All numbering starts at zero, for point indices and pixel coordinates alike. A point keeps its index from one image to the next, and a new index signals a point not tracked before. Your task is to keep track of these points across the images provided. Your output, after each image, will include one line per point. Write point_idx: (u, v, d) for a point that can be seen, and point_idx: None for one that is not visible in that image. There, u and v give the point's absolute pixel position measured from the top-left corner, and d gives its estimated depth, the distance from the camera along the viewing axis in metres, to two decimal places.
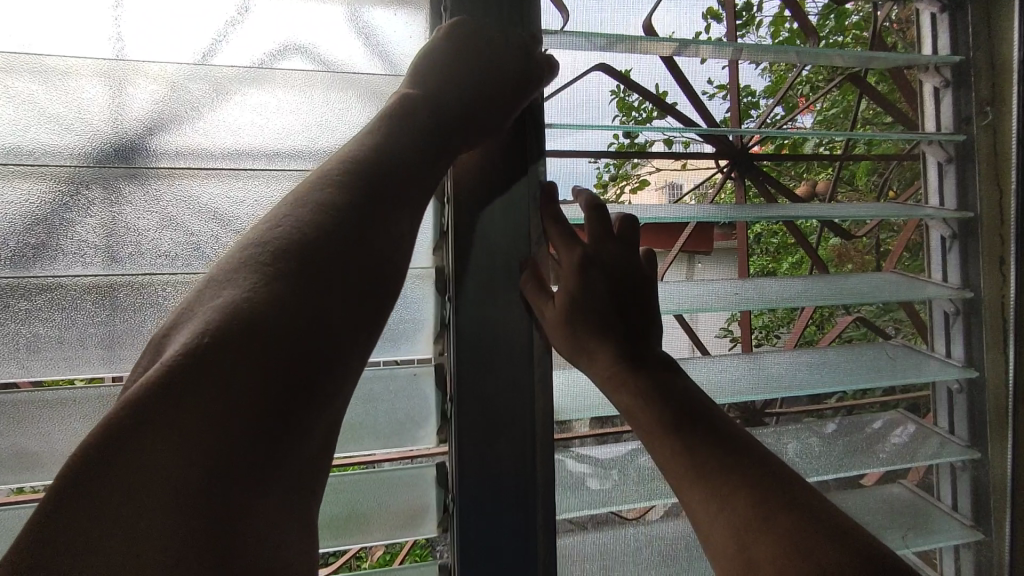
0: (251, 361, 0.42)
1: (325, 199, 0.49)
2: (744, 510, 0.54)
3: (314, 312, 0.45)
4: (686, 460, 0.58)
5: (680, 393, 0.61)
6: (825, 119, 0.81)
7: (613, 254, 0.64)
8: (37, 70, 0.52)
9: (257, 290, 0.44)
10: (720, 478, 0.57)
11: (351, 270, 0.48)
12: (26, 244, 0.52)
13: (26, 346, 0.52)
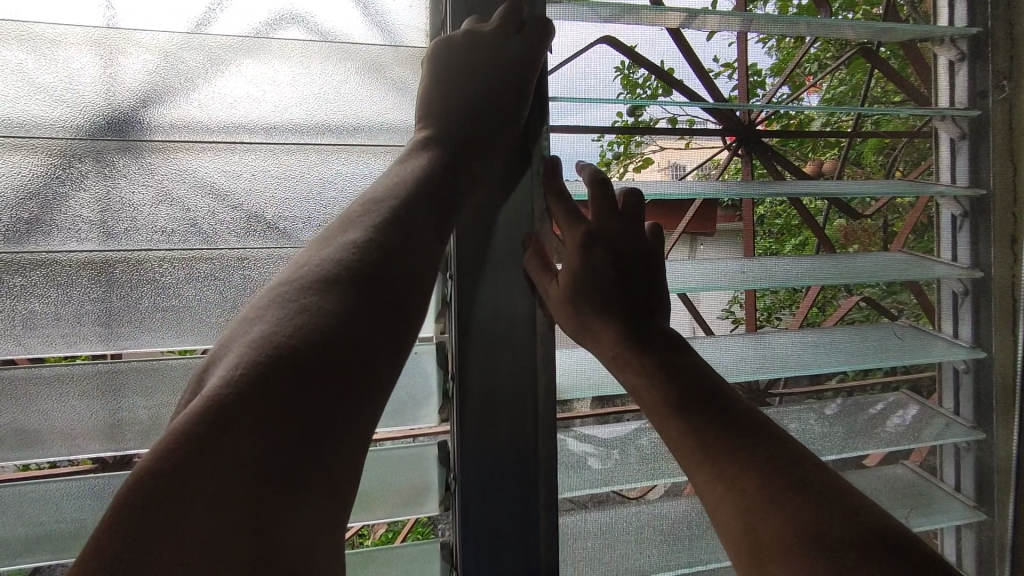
0: (296, 379, 0.42)
1: (354, 236, 0.51)
2: (750, 489, 0.56)
3: (353, 329, 0.46)
4: (693, 440, 0.59)
5: (686, 372, 0.62)
6: (832, 97, 0.78)
7: (615, 231, 0.66)
8: (26, 38, 0.50)
9: (293, 317, 0.45)
10: (727, 458, 0.58)
11: (387, 286, 0.50)
12: (20, 219, 0.51)
13: (23, 323, 0.51)
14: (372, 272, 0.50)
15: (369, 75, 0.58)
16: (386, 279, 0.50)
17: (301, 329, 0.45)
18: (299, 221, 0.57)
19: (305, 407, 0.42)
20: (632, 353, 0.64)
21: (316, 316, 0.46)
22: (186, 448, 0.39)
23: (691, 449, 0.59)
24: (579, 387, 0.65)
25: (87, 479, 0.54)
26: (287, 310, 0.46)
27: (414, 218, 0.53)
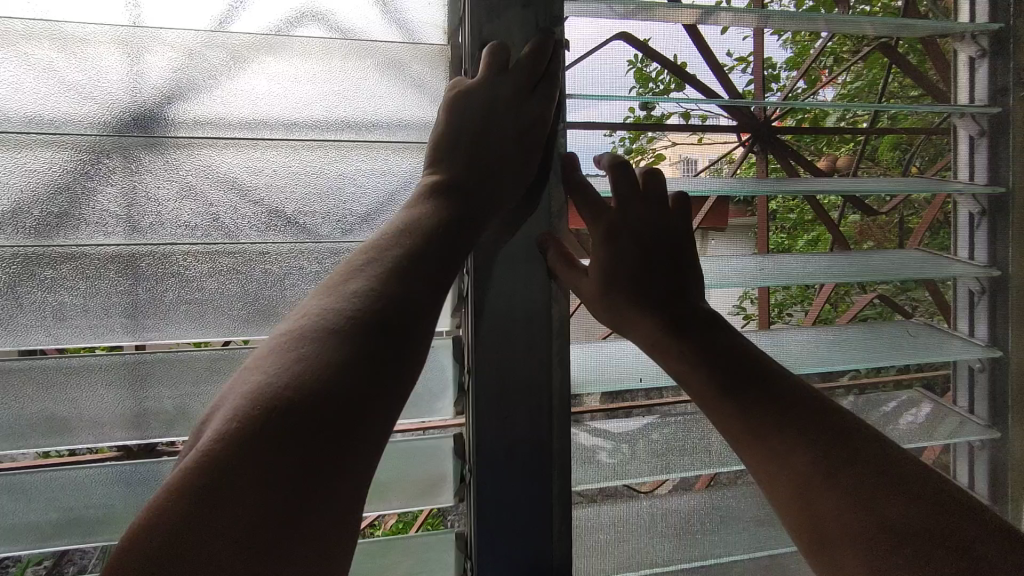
0: (298, 431, 0.43)
1: (352, 279, 0.51)
2: (803, 469, 0.57)
3: (358, 372, 0.46)
4: (743, 423, 0.61)
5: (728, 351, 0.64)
6: (848, 93, 0.76)
7: (644, 214, 0.67)
8: (56, 37, 0.51)
9: (296, 370, 0.46)
10: (779, 438, 0.59)
11: (392, 330, 0.50)
12: (50, 214, 0.52)
13: (52, 314, 0.53)
14: (377, 319, 0.50)
15: (387, 72, 0.58)
16: (391, 325, 0.50)
17: (306, 379, 0.45)
18: (318, 217, 0.58)
19: (312, 449, 0.42)
20: (674, 337, 0.65)
21: (319, 366, 0.46)
22: (189, 498, 0.40)
23: (742, 432, 0.61)
24: (595, 381, 0.65)
25: (114, 467, 0.55)
26: (289, 361, 0.46)
27: (419, 265, 0.53)
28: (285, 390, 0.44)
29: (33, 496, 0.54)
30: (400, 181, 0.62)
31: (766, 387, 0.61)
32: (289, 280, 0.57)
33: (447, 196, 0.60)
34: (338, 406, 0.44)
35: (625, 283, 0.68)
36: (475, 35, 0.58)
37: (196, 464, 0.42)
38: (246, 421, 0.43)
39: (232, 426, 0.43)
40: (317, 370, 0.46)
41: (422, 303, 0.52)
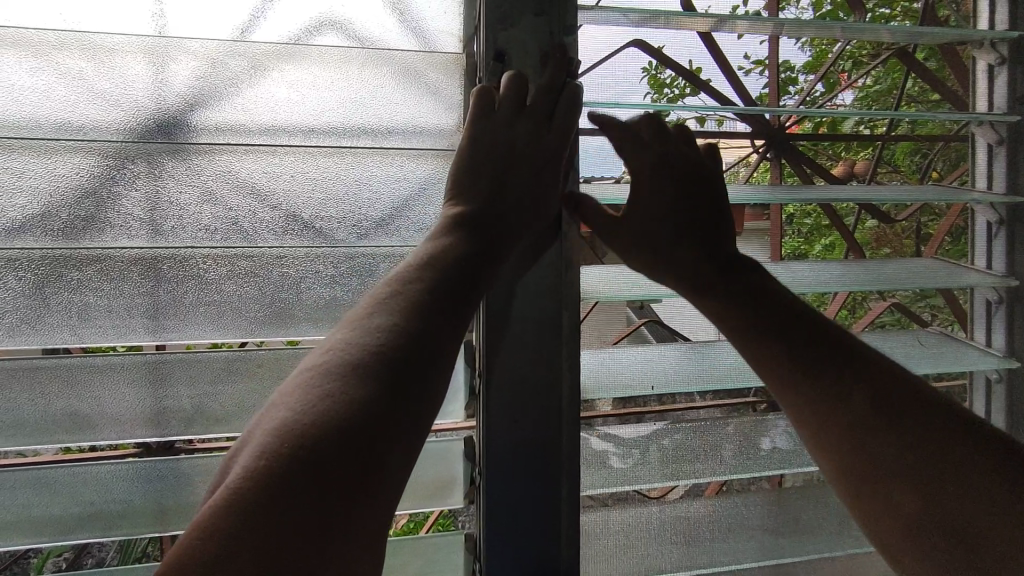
0: (325, 463, 0.42)
1: (375, 319, 0.51)
2: (850, 418, 0.58)
3: (381, 404, 0.46)
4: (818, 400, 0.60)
5: (765, 294, 0.63)
6: (867, 97, 0.80)
7: (677, 153, 0.65)
8: (85, 46, 0.53)
9: (321, 405, 0.45)
10: (823, 382, 0.60)
11: (415, 364, 0.50)
12: (77, 217, 0.54)
13: (77, 314, 0.55)
14: (400, 354, 0.50)
15: (402, 79, 0.59)
16: (413, 359, 0.50)
17: (330, 414, 0.45)
18: (335, 221, 0.59)
19: (337, 477, 0.42)
20: (725, 299, 0.63)
21: (343, 401, 0.46)
22: (213, 536, 0.39)
23: (811, 410, 0.60)
24: (607, 387, 0.64)
25: (134, 463, 0.57)
26: (314, 397, 0.46)
27: (443, 297, 0.53)
28: (312, 425, 0.44)
29: (55, 490, 0.56)
30: (417, 185, 0.62)
31: (844, 362, 0.60)
32: (305, 283, 0.59)
33: (469, 227, 0.59)
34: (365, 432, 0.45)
35: (665, 248, 0.66)
36: (490, 41, 0.56)
37: (221, 501, 0.41)
38: (272, 458, 0.42)
39: (258, 462, 0.42)
40: (342, 404, 0.46)
41: (443, 336, 0.52)
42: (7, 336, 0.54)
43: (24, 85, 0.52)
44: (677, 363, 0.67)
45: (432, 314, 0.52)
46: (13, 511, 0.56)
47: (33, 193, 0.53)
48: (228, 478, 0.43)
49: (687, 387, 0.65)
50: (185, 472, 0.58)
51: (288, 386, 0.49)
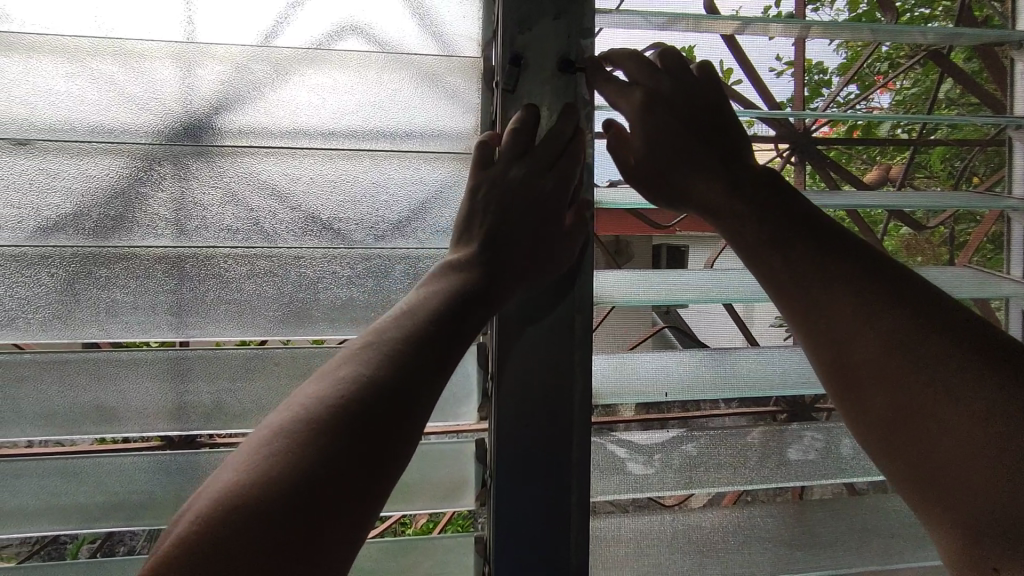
0: (307, 490, 0.43)
1: (378, 346, 0.51)
2: (869, 354, 0.55)
3: (364, 429, 0.46)
4: (875, 360, 0.54)
5: (776, 215, 0.60)
6: (904, 100, 0.75)
7: (674, 85, 0.61)
8: (117, 53, 0.55)
9: (296, 440, 0.45)
10: (837, 314, 0.57)
11: (398, 391, 0.49)
12: (106, 217, 0.56)
13: (106, 310, 0.57)
14: (383, 385, 0.48)
15: (422, 83, 0.60)
16: (397, 387, 0.49)
17: (306, 447, 0.45)
18: (353, 223, 0.60)
19: (313, 501, 0.42)
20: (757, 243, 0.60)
21: (323, 430, 0.46)
22: (194, 551, 0.40)
23: (856, 366, 0.56)
24: (617, 391, 0.64)
25: (155, 456, 0.59)
26: (287, 433, 0.46)
27: (433, 329, 0.52)
28: (285, 463, 0.44)
29: (83, 479, 0.58)
30: (433, 189, 0.63)
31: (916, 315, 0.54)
32: (323, 283, 0.60)
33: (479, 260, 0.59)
34: (350, 457, 0.45)
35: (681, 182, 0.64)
36: (506, 45, 0.55)
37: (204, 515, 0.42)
38: (258, 476, 0.43)
39: (229, 494, 0.43)
40: (319, 433, 0.45)
41: (432, 367, 0.51)
42: (40, 330, 0.56)
43: (59, 90, 0.54)
44: (694, 370, 0.65)
45: (420, 345, 0.51)
46: (42, 498, 0.58)
47: (66, 193, 0.55)
48: (215, 490, 0.44)
49: (696, 394, 0.64)
50: (204, 466, 0.60)
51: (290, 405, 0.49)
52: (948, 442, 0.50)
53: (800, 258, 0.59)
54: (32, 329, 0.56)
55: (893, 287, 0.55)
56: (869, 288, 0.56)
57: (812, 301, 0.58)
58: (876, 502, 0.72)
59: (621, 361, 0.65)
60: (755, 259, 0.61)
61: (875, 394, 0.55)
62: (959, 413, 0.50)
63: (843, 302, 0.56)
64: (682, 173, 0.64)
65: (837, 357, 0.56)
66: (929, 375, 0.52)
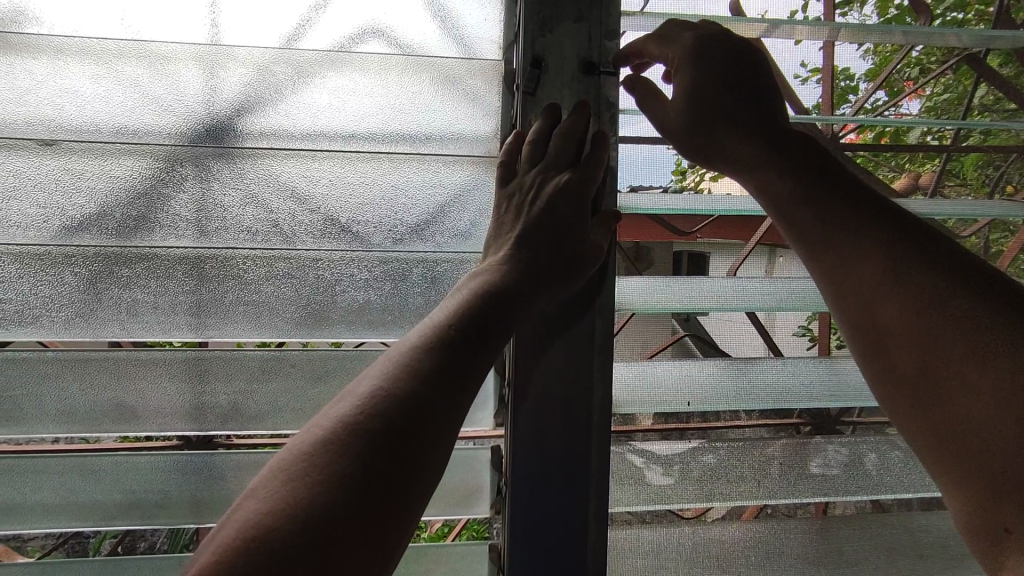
0: (336, 519, 0.38)
1: (402, 356, 0.47)
2: (891, 313, 0.54)
3: (392, 445, 0.43)
4: (902, 319, 0.53)
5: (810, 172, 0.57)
6: (934, 106, 0.72)
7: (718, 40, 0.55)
8: (142, 55, 0.56)
9: (315, 469, 0.41)
10: (861, 269, 0.55)
11: (426, 402, 0.45)
12: (129, 217, 0.56)
13: (127, 310, 0.57)
14: (409, 399, 0.45)
15: (442, 86, 0.60)
16: (424, 400, 0.45)
17: (328, 474, 0.40)
18: (372, 226, 0.59)
19: (345, 531, 0.38)
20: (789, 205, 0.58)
21: (344, 453, 0.42)
22: None
23: (875, 320, 0.55)
24: (637, 400, 0.63)
25: (171, 456, 0.59)
26: (303, 463, 0.41)
27: (462, 338, 0.49)
28: (307, 496, 0.39)
29: (101, 478, 0.59)
30: (453, 192, 0.61)
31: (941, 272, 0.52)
32: (340, 286, 0.59)
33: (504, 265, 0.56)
34: (380, 479, 0.41)
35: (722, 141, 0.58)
36: (527, 47, 0.55)
37: (221, 555, 0.37)
38: (280, 510, 0.39)
39: (244, 539, 0.37)
40: (341, 456, 0.41)
41: (463, 375, 0.48)
42: (64, 329, 0.57)
43: (86, 91, 0.55)
44: (716, 380, 0.64)
45: (449, 353, 0.48)
46: (62, 496, 0.59)
47: (90, 193, 0.56)
48: (227, 529, 0.39)
49: (721, 404, 0.63)
50: (220, 466, 0.60)
51: (304, 429, 0.45)
52: (975, 400, 0.49)
53: (831, 217, 0.56)
54: (56, 327, 0.57)
55: (922, 247, 0.53)
56: (900, 247, 0.54)
57: (838, 260, 0.57)
58: (904, 520, 0.69)
59: (642, 370, 0.64)
60: (786, 219, 0.58)
61: (903, 352, 0.54)
62: (987, 372, 0.48)
63: (871, 261, 0.55)
64: (720, 141, 0.58)
65: (862, 315, 0.56)
66: (954, 330, 0.50)
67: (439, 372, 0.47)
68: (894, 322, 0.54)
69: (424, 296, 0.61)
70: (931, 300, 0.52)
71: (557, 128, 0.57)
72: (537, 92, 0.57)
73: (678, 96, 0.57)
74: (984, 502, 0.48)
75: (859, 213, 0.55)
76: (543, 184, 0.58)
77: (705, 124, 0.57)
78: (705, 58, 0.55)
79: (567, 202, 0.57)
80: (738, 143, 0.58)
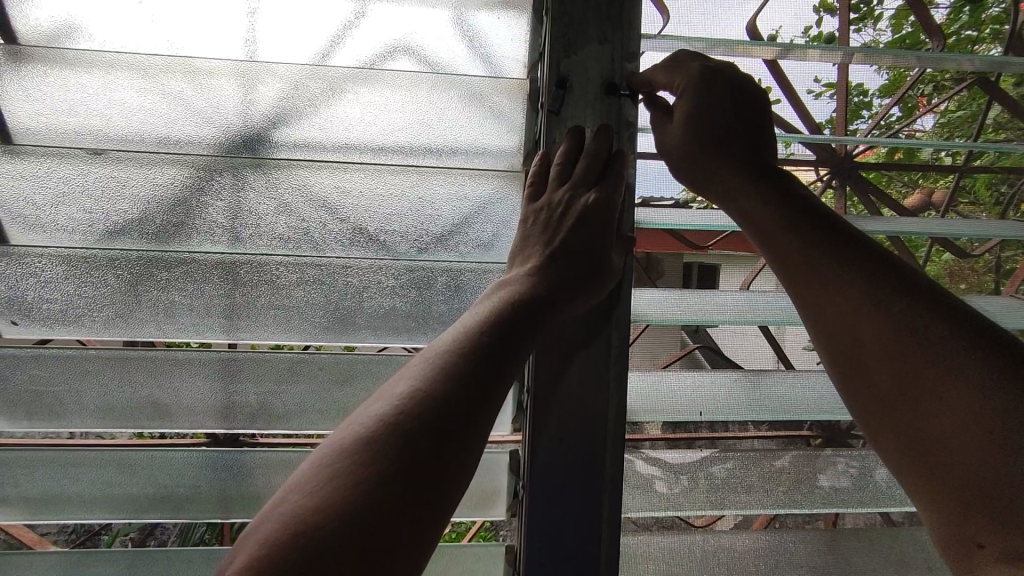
0: (372, 519, 0.40)
1: (438, 360, 0.50)
2: (871, 339, 0.54)
3: (426, 448, 0.44)
4: (877, 343, 0.53)
5: (793, 199, 0.57)
6: (948, 122, 0.73)
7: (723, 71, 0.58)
8: (187, 70, 0.58)
9: (355, 469, 0.43)
10: (837, 295, 0.55)
11: (462, 406, 0.47)
12: (169, 222, 0.59)
13: (164, 312, 0.60)
14: (444, 403, 0.47)
15: (468, 103, 0.62)
16: (459, 406, 0.47)
17: (368, 474, 0.42)
18: (399, 236, 0.62)
19: (383, 532, 0.40)
20: (772, 229, 0.58)
21: (384, 455, 0.43)
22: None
23: (855, 347, 0.55)
24: (651, 410, 0.64)
25: (203, 452, 0.61)
26: (345, 463, 0.43)
27: (495, 348, 0.51)
28: (349, 495, 0.41)
29: (136, 473, 0.61)
30: (477, 205, 0.64)
31: (916, 298, 0.52)
32: (368, 293, 0.62)
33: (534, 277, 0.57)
34: (412, 480, 0.43)
35: (712, 167, 0.59)
36: (553, 67, 0.58)
37: (265, 546, 0.39)
38: (322, 505, 0.41)
39: (287, 534, 0.39)
40: (380, 457, 0.43)
41: (496, 381, 0.49)
42: (103, 329, 0.60)
43: (132, 103, 0.58)
44: (727, 390, 0.66)
45: (483, 360, 0.50)
46: (98, 488, 0.61)
47: (133, 200, 0.59)
48: (270, 522, 0.41)
49: (735, 414, 0.64)
50: (250, 463, 0.62)
51: (345, 428, 0.47)
52: (949, 427, 0.49)
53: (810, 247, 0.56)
54: (96, 327, 0.60)
55: (896, 275, 0.53)
56: (880, 274, 0.54)
57: (819, 288, 0.56)
58: (910, 536, 0.70)
59: (654, 380, 0.66)
60: (769, 244, 0.58)
61: (879, 376, 0.54)
62: (954, 390, 0.49)
63: (851, 290, 0.54)
64: (713, 167, 0.59)
65: (844, 343, 0.56)
66: (932, 358, 0.50)
67: (475, 375, 0.49)
68: (874, 347, 0.54)
69: (447, 303, 0.64)
70: (907, 330, 0.52)
71: (584, 150, 0.59)
72: (561, 111, 0.59)
73: (679, 124, 0.59)
74: (949, 512, 0.49)
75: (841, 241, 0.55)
76: (572, 202, 0.58)
77: (701, 150, 0.58)
78: (712, 84, 0.57)
79: (597, 219, 0.58)
80: (729, 172, 0.59)
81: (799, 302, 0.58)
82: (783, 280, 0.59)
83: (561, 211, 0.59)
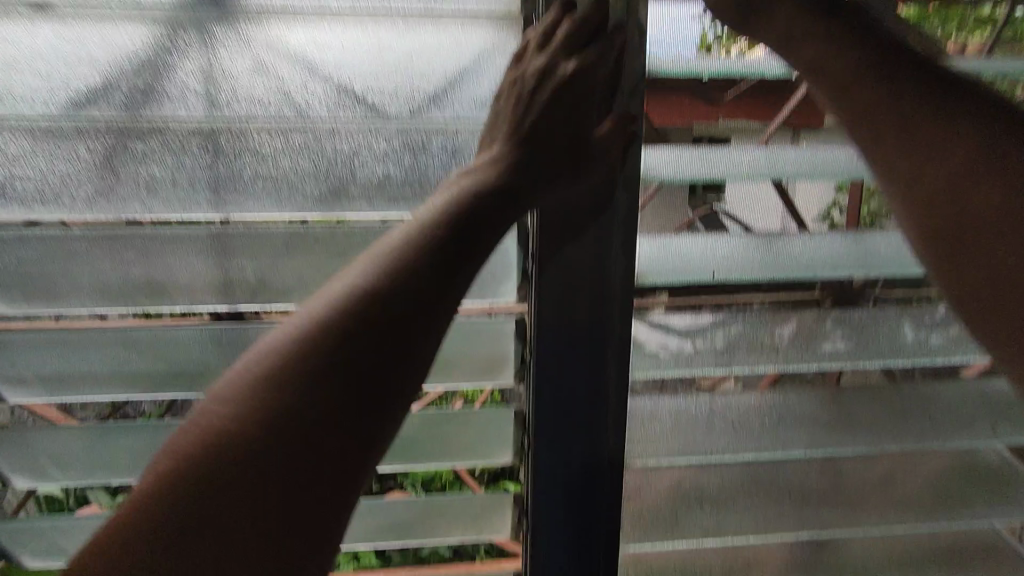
0: (317, 412, 0.40)
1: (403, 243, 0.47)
2: (952, 181, 0.53)
3: (378, 342, 0.43)
4: (962, 181, 0.53)
5: (868, 36, 0.55)
6: None
7: None
8: None
9: (303, 357, 0.42)
10: (915, 140, 0.54)
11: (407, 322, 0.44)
12: (134, 87, 0.54)
13: (146, 187, 0.56)
14: (402, 291, 0.45)
15: None
16: (418, 297, 0.45)
17: (315, 364, 0.41)
18: (386, 94, 0.57)
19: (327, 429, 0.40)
20: (848, 73, 0.55)
21: (313, 362, 0.41)
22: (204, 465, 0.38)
23: (934, 195, 0.54)
24: (659, 272, 0.63)
25: (207, 326, 0.61)
26: (255, 376, 0.42)
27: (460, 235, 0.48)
28: (296, 385, 0.41)
29: (144, 348, 0.61)
30: (471, 56, 0.57)
31: (995, 130, 0.53)
32: (359, 158, 0.58)
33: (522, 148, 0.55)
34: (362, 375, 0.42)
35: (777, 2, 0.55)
36: None
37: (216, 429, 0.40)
38: (269, 394, 0.41)
39: (233, 420, 0.40)
40: (315, 360, 0.42)
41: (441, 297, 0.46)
42: (86, 208, 0.57)
43: None
44: (738, 251, 0.63)
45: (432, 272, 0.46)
46: (109, 363, 0.62)
47: (92, 63, 0.53)
48: (221, 403, 0.41)
49: (739, 276, 0.63)
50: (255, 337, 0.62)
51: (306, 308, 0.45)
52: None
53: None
54: (78, 206, 0.56)
55: (977, 110, 0.53)
56: (960, 110, 0.53)
57: (921, 157, 0.54)
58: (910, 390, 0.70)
59: (664, 244, 0.62)
60: (845, 89, 0.55)
61: (965, 220, 0.53)
62: None
63: (938, 132, 0.53)
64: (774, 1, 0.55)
65: (923, 192, 0.55)
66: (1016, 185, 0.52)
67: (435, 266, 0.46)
68: (954, 189, 0.53)
69: (444, 168, 0.60)
70: (994, 164, 0.52)
71: (576, 10, 0.54)
72: None
73: None
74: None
75: (920, 80, 0.54)
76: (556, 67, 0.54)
77: None
78: None
79: (581, 82, 0.54)
80: (794, 11, 0.56)
81: (873, 156, 0.56)
82: (853, 133, 0.56)
83: (537, 85, 0.54)
